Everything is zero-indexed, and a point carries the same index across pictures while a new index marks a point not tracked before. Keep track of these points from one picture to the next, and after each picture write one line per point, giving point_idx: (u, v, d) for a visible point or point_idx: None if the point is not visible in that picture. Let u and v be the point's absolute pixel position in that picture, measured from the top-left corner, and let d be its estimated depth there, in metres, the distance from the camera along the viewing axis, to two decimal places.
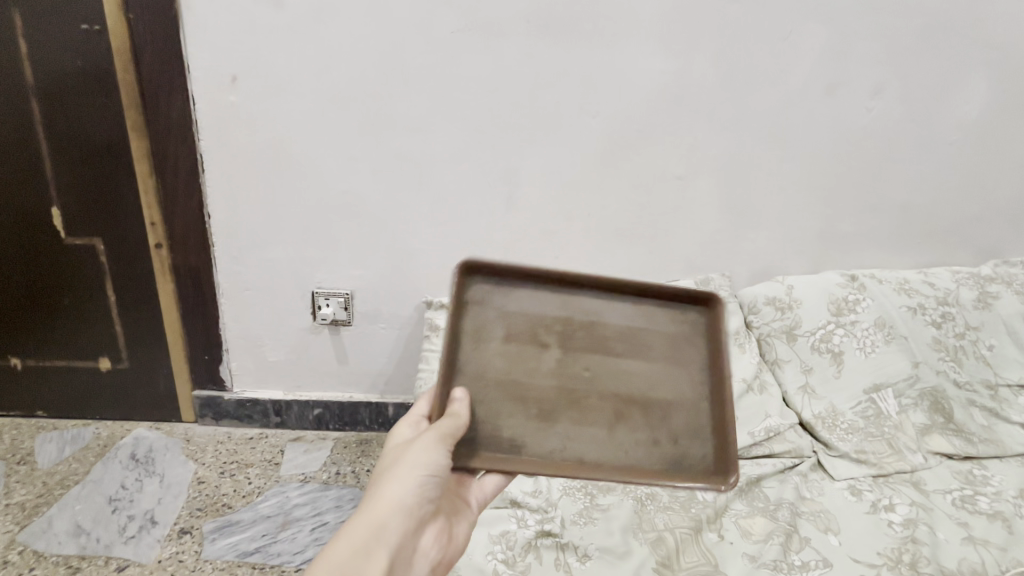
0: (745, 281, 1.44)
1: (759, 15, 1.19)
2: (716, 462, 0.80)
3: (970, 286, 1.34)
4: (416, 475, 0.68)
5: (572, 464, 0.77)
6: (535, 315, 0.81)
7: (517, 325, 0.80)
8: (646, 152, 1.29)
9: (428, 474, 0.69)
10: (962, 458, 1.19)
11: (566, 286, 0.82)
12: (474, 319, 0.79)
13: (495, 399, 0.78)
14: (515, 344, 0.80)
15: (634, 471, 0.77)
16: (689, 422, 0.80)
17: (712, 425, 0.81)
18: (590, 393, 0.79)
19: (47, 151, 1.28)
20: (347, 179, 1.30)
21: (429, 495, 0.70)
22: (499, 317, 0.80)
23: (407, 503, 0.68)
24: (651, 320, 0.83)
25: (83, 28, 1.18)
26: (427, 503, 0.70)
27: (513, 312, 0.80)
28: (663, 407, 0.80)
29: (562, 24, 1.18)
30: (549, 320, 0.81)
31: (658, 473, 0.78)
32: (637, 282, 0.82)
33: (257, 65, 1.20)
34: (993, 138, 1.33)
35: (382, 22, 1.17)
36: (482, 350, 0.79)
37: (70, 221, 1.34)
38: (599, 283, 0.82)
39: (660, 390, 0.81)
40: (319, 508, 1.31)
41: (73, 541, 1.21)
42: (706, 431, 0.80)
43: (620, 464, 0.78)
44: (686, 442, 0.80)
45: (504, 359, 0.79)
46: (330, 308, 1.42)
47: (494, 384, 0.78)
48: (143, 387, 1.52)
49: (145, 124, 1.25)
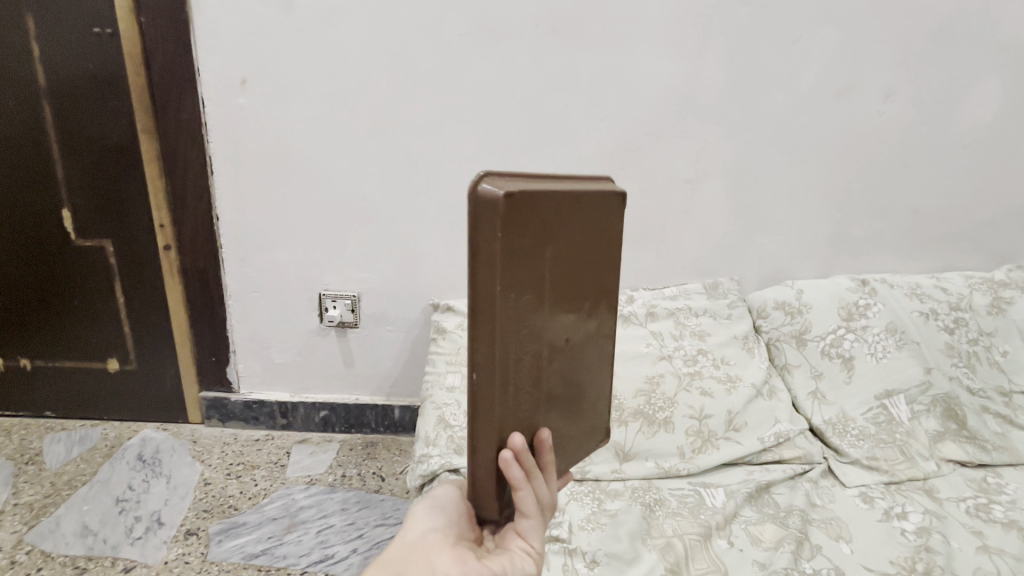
0: (754, 286, 1.43)
1: (770, 18, 1.18)
2: (521, 198, 0.51)
3: (983, 292, 1.32)
4: (421, 505, 0.58)
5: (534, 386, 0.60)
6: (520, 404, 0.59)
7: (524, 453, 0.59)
8: (655, 155, 1.28)
9: (427, 507, 0.58)
10: (975, 466, 1.17)
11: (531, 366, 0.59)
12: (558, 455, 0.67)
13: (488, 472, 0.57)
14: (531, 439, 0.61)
15: (549, 305, 0.59)
16: (542, 220, 0.55)
17: (521, 219, 0.52)
18: (544, 338, 0.60)
19: (58, 153, 1.29)
20: (355, 182, 1.30)
21: (436, 524, 0.56)
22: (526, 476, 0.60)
23: (410, 539, 0.54)
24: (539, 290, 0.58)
25: (95, 32, 1.19)
26: (434, 532, 0.55)
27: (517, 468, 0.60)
28: (541, 252, 0.56)
29: (571, 26, 1.18)
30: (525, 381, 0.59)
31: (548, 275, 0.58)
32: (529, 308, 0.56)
33: (267, 68, 1.21)
34: (1007, 142, 1.32)
35: (390, 25, 1.17)
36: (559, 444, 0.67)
37: (81, 222, 1.35)
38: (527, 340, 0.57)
39: (536, 267, 0.56)
40: (325, 510, 1.31)
41: (80, 542, 1.20)
42: (533, 229, 0.54)
43: (545, 318, 0.59)
44: (519, 246, 0.53)
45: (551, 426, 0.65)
46: (337, 311, 1.42)
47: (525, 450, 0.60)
48: (151, 389, 1.53)
49: (155, 126, 1.26)
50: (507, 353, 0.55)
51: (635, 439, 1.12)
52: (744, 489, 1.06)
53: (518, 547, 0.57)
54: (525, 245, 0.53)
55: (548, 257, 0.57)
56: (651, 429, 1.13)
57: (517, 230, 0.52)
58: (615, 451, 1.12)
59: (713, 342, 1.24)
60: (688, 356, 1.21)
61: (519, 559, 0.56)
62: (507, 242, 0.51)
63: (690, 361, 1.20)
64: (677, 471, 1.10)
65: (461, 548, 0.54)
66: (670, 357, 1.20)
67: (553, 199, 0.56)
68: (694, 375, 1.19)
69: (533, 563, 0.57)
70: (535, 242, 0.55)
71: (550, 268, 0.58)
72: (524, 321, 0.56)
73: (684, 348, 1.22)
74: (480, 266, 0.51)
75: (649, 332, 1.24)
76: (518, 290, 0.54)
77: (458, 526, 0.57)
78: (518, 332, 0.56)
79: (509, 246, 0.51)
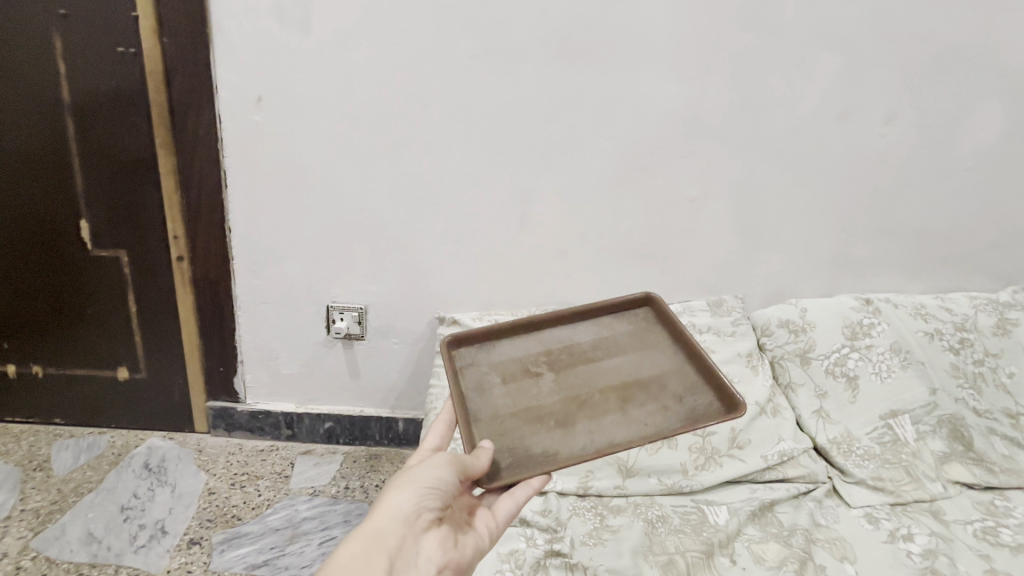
0: (758, 303, 1.44)
1: (772, 42, 1.21)
2: (726, 402, 0.89)
3: (989, 313, 1.32)
4: (419, 484, 0.72)
5: (536, 376, 0.94)
6: (520, 357, 0.97)
7: (508, 366, 0.96)
8: (659, 174, 1.31)
9: (427, 488, 0.72)
10: (983, 489, 1.16)
11: (561, 368, 0.96)
12: (471, 377, 0.94)
13: (487, 369, 0.95)
14: (514, 382, 0.94)
15: (619, 408, 0.90)
16: (683, 383, 0.93)
17: (704, 376, 0.94)
18: (592, 393, 0.92)
19: (79, 165, 1.34)
20: (365, 197, 1.33)
21: (427, 505, 0.72)
22: (491, 367, 0.96)
23: (403, 512, 0.70)
24: (638, 371, 0.95)
25: (119, 51, 1.24)
26: (425, 512, 0.71)
27: (501, 361, 0.96)
28: (656, 379, 0.94)
29: (577, 48, 1.21)
30: (534, 357, 0.97)
31: (654, 399, 0.91)
32: (624, 380, 0.94)
33: (283, 87, 1.25)
34: (1010, 164, 1.33)
35: (403, 47, 1.21)
36: (488, 397, 0.91)
37: (97, 233, 1.39)
38: (598, 383, 0.93)
39: (646, 368, 0.95)
40: (327, 522, 1.31)
41: (85, 548, 1.23)
42: (699, 384, 0.93)
43: (611, 416, 0.89)
44: (668, 357, 0.97)
45: (510, 395, 0.92)
46: (344, 323, 1.44)
47: (499, 385, 0.93)
48: (159, 397, 1.54)
49: (173, 141, 1.30)
50: (594, 355, 0.98)
51: (638, 455, 1.12)
52: (747, 507, 1.05)
53: (486, 526, 0.78)
54: (678, 359, 0.97)
55: (654, 390, 0.92)
56: (654, 445, 1.13)
57: (680, 348, 0.98)
58: (618, 466, 1.11)
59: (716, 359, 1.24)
60: None
61: (483, 539, 0.77)
62: (677, 341, 0.99)
63: None
64: (680, 488, 1.10)
65: (441, 534, 0.72)
66: None
67: (703, 399, 0.91)
68: None
69: (492, 541, 0.78)
70: (666, 374, 0.94)
71: (655, 399, 0.91)
72: (611, 366, 0.96)
73: None
74: (670, 334, 1.00)
75: None
76: (647, 361, 0.96)
77: (445, 504, 0.74)
78: (598, 356, 0.98)
79: (677, 349, 0.98)
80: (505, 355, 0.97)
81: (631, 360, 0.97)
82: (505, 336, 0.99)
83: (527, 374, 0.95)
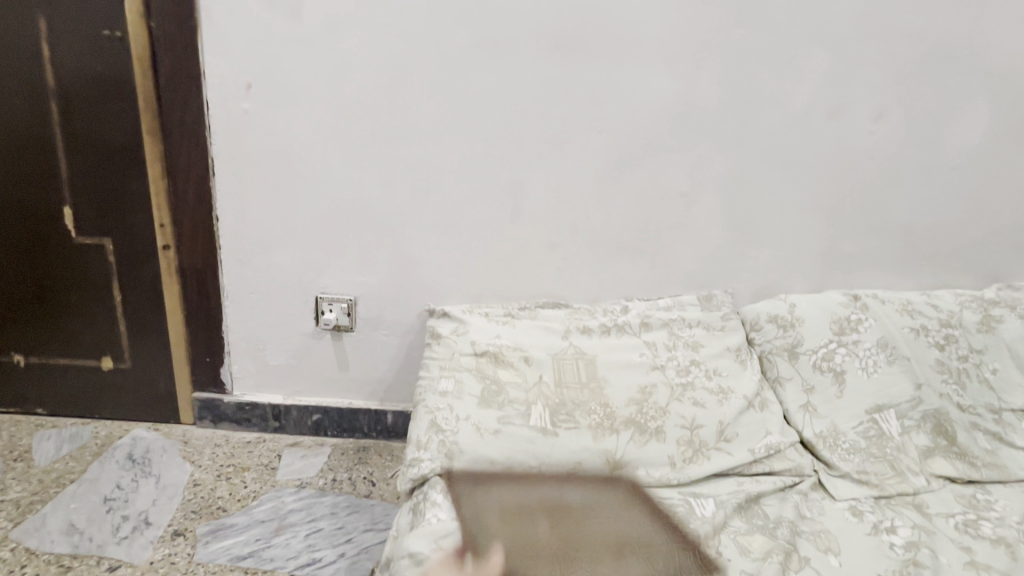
0: (747, 299, 1.44)
1: (764, 37, 1.21)
2: (703, 565, 0.95)
3: (973, 309, 1.33)
4: None
5: (529, 513, 1.01)
6: (515, 498, 1.04)
7: (504, 508, 1.02)
8: (651, 169, 1.31)
9: None
10: (965, 482, 1.17)
11: (555, 513, 1.02)
12: (469, 510, 1.00)
13: (484, 509, 1.01)
14: (510, 524, 0.99)
15: (613, 564, 0.93)
16: (667, 556, 0.95)
17: (676, 526, 1.02)
18: (587, 543, 0.97)
19: (64, 151, 1.31)
20: (355, 188, 1.32)
21: None
22: (488, 503, 1.02)
23: None
24: (624, 526, 1.01)
25: (104, 34, 1.22)
26: None
27: (496, 499, 1.03)
28: (643, 544, 0.97)
29: (570, 41, 1.20)
30: (528, 502, 1.04)
31: (642, 547, 0.97)
32: (617, 551, 0.95)
33: (272, 75, 1.23)
34: (995, 163, 1.34)
35: (395, 35, 1.20)
36: (485, 522, 0.98)
37: (81, 220, 1.37)
38: (596, 542, 0.97)
39: (630, 531, 1.00)
40: (314, 514, 1.31)
41: (66, 540, 1.21)
42: (681, 547, 0.97)
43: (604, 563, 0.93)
44: (653, 536, 0.99)
45: (506, 531, 0.97)
46: (332, 314, 1.43)
47: (496, 530, 0.97)
48: (144, 387, 1.52)
49: (160, 127, 1.28)
50: (586, 526, 1.00)
51: (626, 447, 1.13)
52: (733, 499, 1.06)
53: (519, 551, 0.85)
54: (661, 526, 1.01)
55: (639, 547, 0.97)
56: (643, 438, 1.14)
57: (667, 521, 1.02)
58: (606, 459, 1.12)
59: (705, 353, 1.25)
60: (680, 366, 1.23)
61: None
62: (659, 512, 1.04)
63: (682, 372, 1.22)
64: (668, 480, 1.10)
65: None
66: (662, 367, 1.22)
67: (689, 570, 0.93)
68: (686, 386, 1.20)
69: None
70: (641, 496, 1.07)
71: (643, 548, 0.96)
72: (597, 522, 1.01)
73: (677, 359, 1.24)
74: (651, 506, 1.06)
75: (642, 342, 1.26)
76: (627, 510, 1.04)
77: None
78: (587, 511, 1.03)
79: (655, 513, 1.04)
80: (500, 492, 1.05)
81: (617, 515, 1.03)
82: (498, 478, 1.07)
83: (521, 516, 1.01)
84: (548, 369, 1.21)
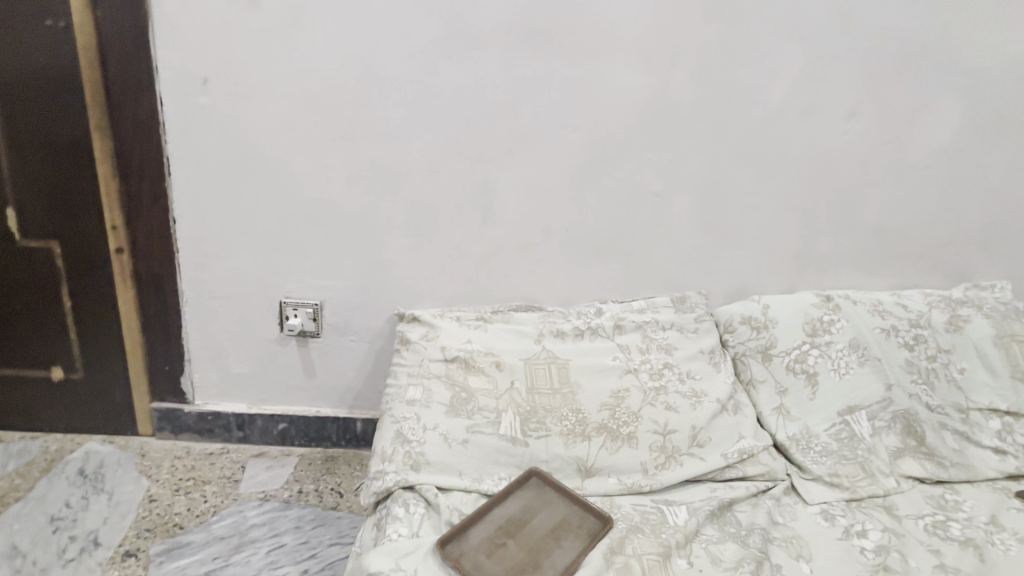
0: (721, 300, 1.44)
1: (738, 34, 1.20)
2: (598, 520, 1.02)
3: (942, 310, 1.34)
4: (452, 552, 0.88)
5: (502, 538, 0.98)
6: (486, 530, 0.98)
7: (482, 548, 0.95)
8: (624, 168, 1.28)
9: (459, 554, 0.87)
10: (934, 483, 1.18)
11: (518, 527, 1.00)
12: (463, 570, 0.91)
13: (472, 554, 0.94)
14: (494, 554, 0.94)
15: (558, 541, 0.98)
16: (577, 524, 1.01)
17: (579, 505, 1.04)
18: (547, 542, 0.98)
19: (5, 148, 1.23)
20: (319, 188, 1.27)
21: None
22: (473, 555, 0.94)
23: None
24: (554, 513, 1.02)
25: (48, 24, 1.14)
26: None
27: (477, 544, 0.96)
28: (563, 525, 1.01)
29: (542, 36, 1.17)
30: (496, 528, 0.99)
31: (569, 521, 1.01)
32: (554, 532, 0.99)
33: (230, 69, 1.17)
34: (962, 163, 1.35)
35: (360, 27, 1.15)
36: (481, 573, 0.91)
37: (26, 222, 1.29)
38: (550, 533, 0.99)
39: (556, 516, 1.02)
40: (277, 528, 1.26)
41: (7, 563, 1.13)
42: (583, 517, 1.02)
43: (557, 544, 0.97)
44: (569, 516, 1.02)
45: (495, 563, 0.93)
46: (297, 319, 1.37)
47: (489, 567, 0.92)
48: (98, 398, 1.44)
49: (110, 123, 1.21)
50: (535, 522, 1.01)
51: (598, 454, 1.12)
52: (706, 507, 1.05)
53: None
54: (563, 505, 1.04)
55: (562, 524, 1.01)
56: (614, 444, 1.13)
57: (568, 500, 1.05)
58: (578, 466, 1.11)
59: (679, 356, 1.23)
60: (654, 370, 1.21)
61: None
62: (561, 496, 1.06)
63: (655, 375, 1.20)
64: (640, 487, 1.10)
65: None
66: (636, 370, 1.20)
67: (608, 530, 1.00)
68: (659, 390, 1.18)
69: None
70: (566, 524, 1.01)
71: (569, 525, 1.01)
72: (542, 514, 1.03)
73: (650, 362, 1.22)
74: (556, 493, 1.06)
75: (615, 345, 1.24)
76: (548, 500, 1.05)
77: None
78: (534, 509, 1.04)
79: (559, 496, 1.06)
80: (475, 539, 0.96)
81: (547, 507, 1.04)
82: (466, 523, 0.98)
83: (498, 549, 0.96)
84: (520, 374, 1.18)
